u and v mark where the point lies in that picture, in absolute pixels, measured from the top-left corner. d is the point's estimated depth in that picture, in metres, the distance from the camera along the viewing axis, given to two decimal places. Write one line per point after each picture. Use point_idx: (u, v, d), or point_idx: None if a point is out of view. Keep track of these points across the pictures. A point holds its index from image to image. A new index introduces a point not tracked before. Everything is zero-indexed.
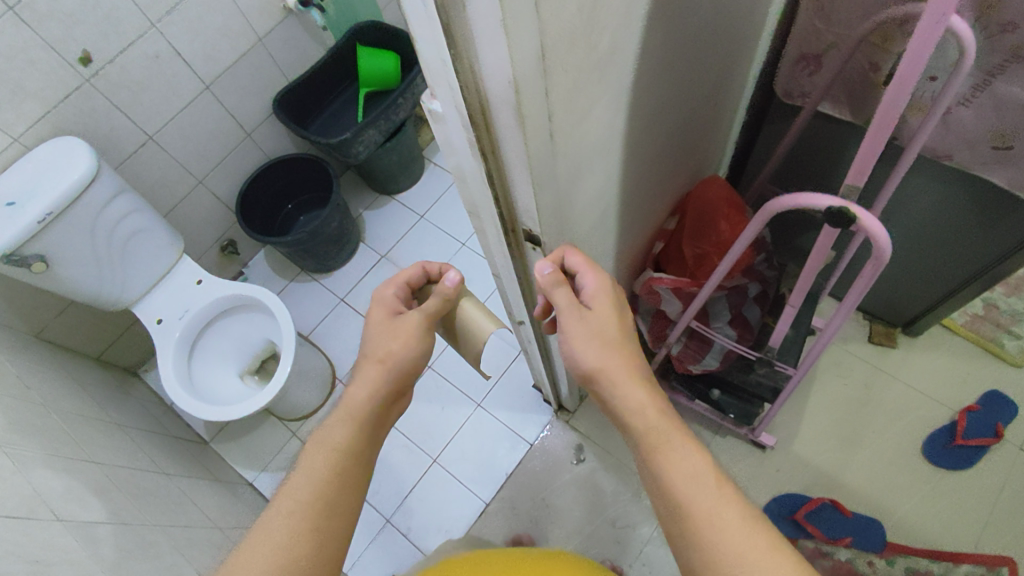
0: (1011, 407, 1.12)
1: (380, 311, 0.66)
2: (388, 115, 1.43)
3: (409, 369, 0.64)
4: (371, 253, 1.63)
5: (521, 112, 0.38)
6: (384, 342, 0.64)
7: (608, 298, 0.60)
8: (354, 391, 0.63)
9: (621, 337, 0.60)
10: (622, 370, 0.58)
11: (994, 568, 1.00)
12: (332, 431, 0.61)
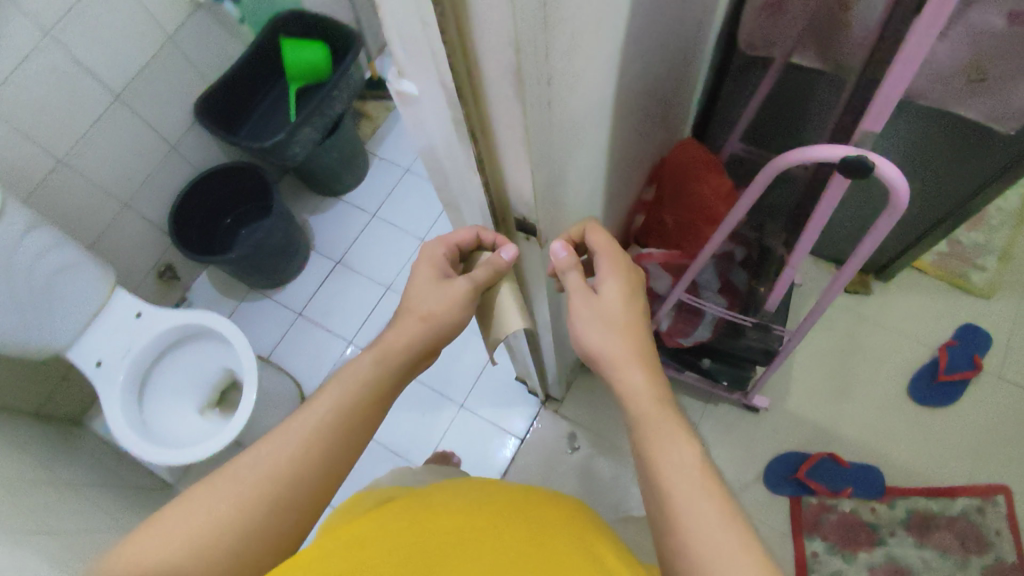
0: (986, 338, 1.14)
1: (428, 269, 0.59)
2: (323, 109, 1.34)
3: (446, 331, 0.59)
4: (325, 260, 1.53)
5: (523, 79, 0.32)
6: (430, 299, 0.58)
7: (620, 281, 0.57)
8: (393, 335, 0.57)
9: (629, 321, 0.56)
10: (624, 353, 0.54)
11: (990, 498, 1.04)
12: (361, 366, 0.55)
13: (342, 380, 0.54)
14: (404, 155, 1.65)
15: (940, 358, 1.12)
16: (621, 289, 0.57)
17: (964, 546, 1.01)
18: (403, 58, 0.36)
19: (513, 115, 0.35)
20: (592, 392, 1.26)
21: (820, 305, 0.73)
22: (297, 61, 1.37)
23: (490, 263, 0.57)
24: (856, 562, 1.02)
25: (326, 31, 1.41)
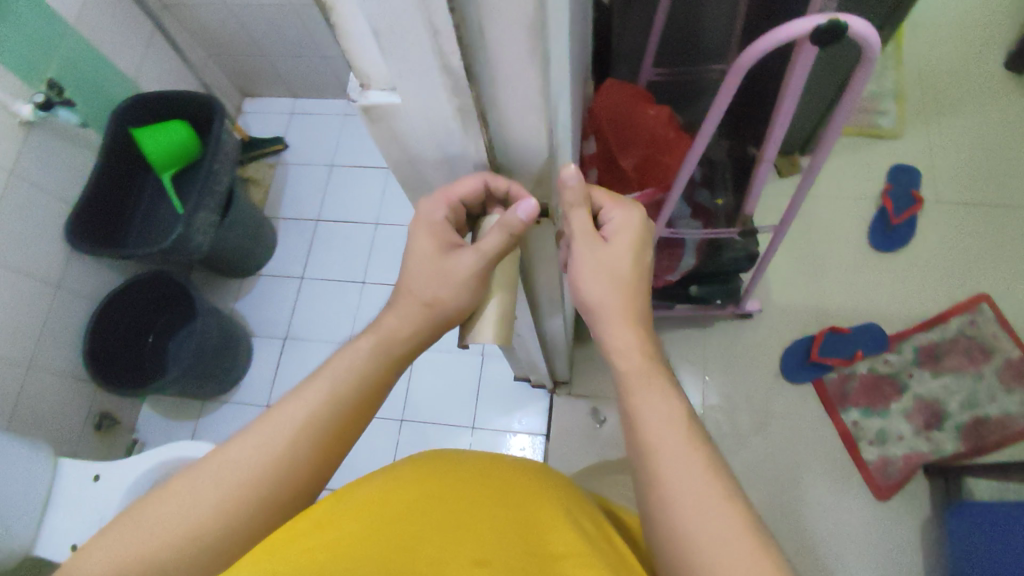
0: (914, 172, 1.23)
1: (427, 240, 0.49)
2: (211, 186, 1.23)
3: (453, 318, 0.52)
4: (271, 340, 1.41)
5: (535, 17, 0.29)
6: (431, 283, 0.50)
7: (631, 232, 0.51)
8: (391, 318, 0.52)
9: (631, 276, 0.51)
10: (621, 310, 0.50)
11: (977, 308, 1.12)
12: (360, 353, 0.50)
13: (335, 366, 0.50)
14: (308, 204, 1.54)
15: (886, 203, 1.20)
16: (631, 239, 0.51)
17: (972, 360, 1.08)
18: (382, 47, 0.32)
19: (524, 65, 0.32)
20: (594, 361, 1.23)
21: (808, 181, 0.73)
22: (160, 146, 1.25)
23: (504, 222, 0.45)
24: (893, 414, 1.07)
25: (179, 108, 1.29)
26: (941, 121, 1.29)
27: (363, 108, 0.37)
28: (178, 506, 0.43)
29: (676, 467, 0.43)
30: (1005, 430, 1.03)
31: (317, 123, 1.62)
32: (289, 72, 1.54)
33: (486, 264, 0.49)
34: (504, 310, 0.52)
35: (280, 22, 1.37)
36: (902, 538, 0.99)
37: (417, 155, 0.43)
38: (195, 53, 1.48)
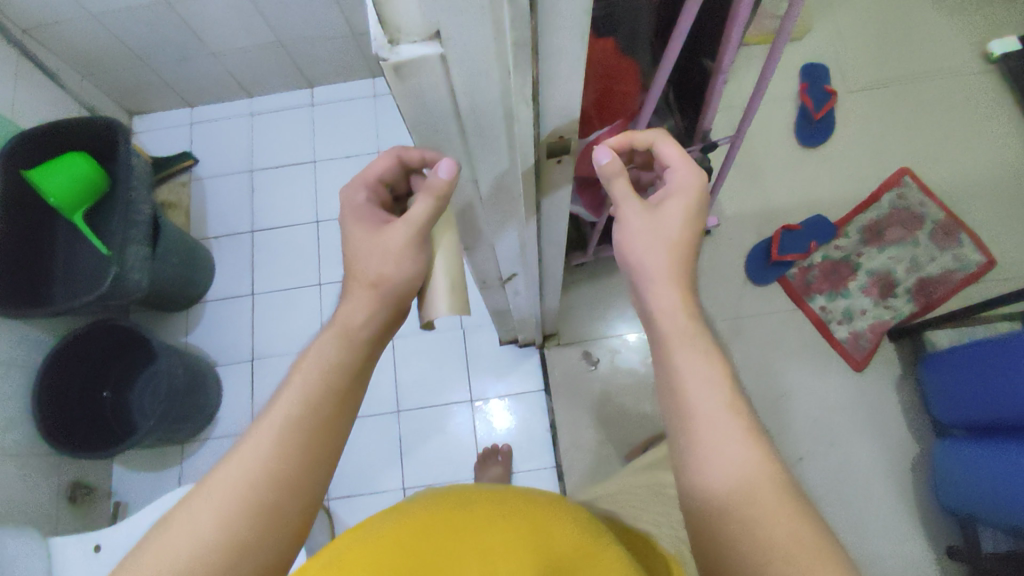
0: (822, 69, 1.34)
1: (360, 226, 0.55)
2: (132, 217, 1.11)
3: (403, 292, 0.55)
4: (237, 364, 1.33)
5: None
6: (375, 261, 0.54)
7: (684, 197, 0.57)
8: (348, 309, 0.55)
9: (682, 238, 0.57)
10: (664, 269, 0.56)
11: (902, 182, 1.26)
12: (324, 348, 0.54)
13: (305, 366, 0.53)
14: (238, 217, 1.43)
15: (807, 103, 1.30)
16: (683, 204, 0.57)
17: (910, 229, 1.24)
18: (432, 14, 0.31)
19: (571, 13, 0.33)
20: (575, 308, 1.26)
21: (762, 87, 0.82)
22: (62, 184, 1.13)
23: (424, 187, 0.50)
24: (853, 292, 1.21)
25: (76, 136, 1.18)
26: (834, 18, 1.39)
27: (392, 67, 0.34)
28: (185, 534, 0.45)
29: (697, 382, 0.52)
30: (947, 285, 1.19)
31: (224, 129, 1.50)
32: (182, 80, 1.41)
33: (419, 231, 0.53)
34: (451, 274, 0.56)
35: (161, 26, 1.22)
36: (876, 400, 1.14)
37: (443, 122, 0.41)
38: (67, 76, 1.32)
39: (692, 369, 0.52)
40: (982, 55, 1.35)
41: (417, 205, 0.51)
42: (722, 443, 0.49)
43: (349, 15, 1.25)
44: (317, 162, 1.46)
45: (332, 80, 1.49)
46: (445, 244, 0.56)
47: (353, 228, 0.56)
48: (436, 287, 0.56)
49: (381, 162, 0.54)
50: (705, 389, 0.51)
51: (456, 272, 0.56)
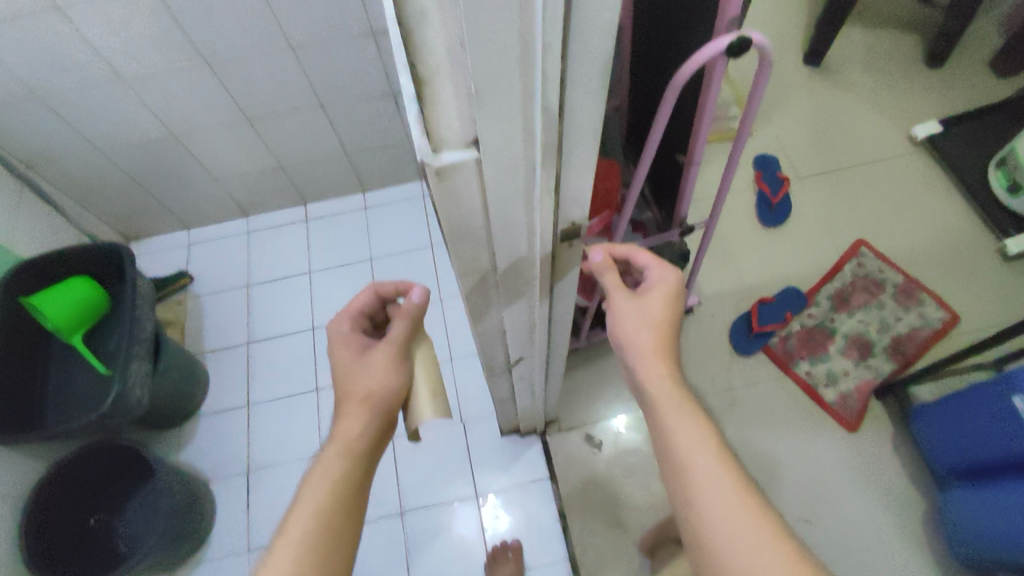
0: (773, 160, 1.50)
1: (346, 350, 0.65)
2: (137, 334, 1.13)
3: (392, 402, 0.62)
4: (233, 479, 1.30)
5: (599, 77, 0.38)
6: (363, 379, 0.62)
7: (663, 288, 0.63)
8: (345, 425, 0.60)
9: (666, 324, 0.62)
10: (652, 345, 0.61)
11: (860, 252, 1.39)
12: (329, 465, 0.58)
13: (312, 482, 0.57)
14: (233, 330, 1.46)
15: (765, 188, 1.44)
16: (663, 293, 0.63)
17: (873, 293, 1.35)
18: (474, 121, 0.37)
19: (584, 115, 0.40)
20: (573, 394, 1.28)
21: (730, 174, 0.93)
22: (65, 308, 1.14)
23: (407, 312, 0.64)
24: (833, 355, 1.29)
25: (80, 262, 1.21)
26: (774, 118, 1.58)
27: (435, 170, 0.40)
28: None
29: (693, 452, 0.55)
30: (916, 341, 1.28)
31: (219, 249, 1.56)
32: (180, 204, 1.48)
33: (398, 348, 0.63)
34: (431, 383, 0.64)
35: (163, 154, 1.31)
36: (875, 458, 1.18)
37: (472, 213, 0.46)
38: (68, 207, 1.38)
39: (688, 439, 0.56)
40: (907, 138, 1.53)
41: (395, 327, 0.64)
42: (726, 513, 0.51)
43: (342, 135, 1.37)
44: (312, 272, 1.52)
45: (324, 196, 1.59)
46: (423, 355, 0.65)
47: (341, 354, 0.65)
48: (419, 394, 0.63)
49: (362, 295, 0.68)
50: (704, 458, 0.54)
51: (435, 380, 0.65)
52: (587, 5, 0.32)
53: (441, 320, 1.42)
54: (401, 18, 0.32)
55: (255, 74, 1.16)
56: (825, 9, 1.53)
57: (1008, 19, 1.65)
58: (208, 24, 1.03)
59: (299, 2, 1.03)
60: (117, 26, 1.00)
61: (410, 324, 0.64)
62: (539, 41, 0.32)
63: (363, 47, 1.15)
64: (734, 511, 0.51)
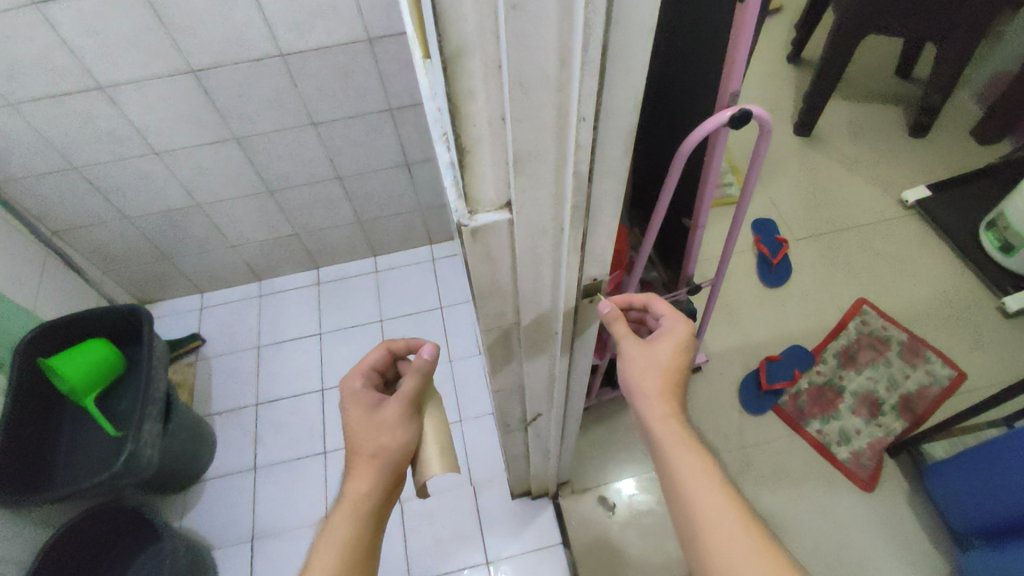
0: (771, 224, 1.56)
1: (356, 409, 0.64)
2: (150, 394, 1.14)
3: (400, 458, 0.62)
4: (235, 547, 1.26)
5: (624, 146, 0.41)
6: (370, 438, 0.62)
7: (674, 335, 0.62)
8: (353, 486, 0.61)
9: (673, 373, 0.62)
10: (660, 393, 0.61)
11: (862, 310, 1.42)
12: (336, 529, 0.58)
13: (320, 548, 0.57)
14: (242, 392, 1.46)
15: (764, 250, 1.49)
16: (673, 342, 0.62)
17: (880, 350, 1.37)
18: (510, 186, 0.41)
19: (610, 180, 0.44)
20: (584, 454, 1.28)
21: (734, 237, 0.97)
22: (81, 368, 1.16)
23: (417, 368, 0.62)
24: (845, 413, 1.29)
25: (97, 324, 1.23)
26: (770, 183, 1.65)
27: (470, 230, 0.44)
28: None
29: (715, 518, 0.54)
30: (926, 398, 1.29)
31: (231, 312, 1.59)
32: (198, 269, 1.52)
33: (408, 403, 0.63)
34: (440, 439, 0.64)
35: (186, 222, 1.36)
36: (894, 518, 1.16)
37: (502, 271, 0.49)
38: (91, 271, 1.42)
39: (708, 505, 0.55)
40: (899, 201, 1.60)
41: (406, 382, 0.63)
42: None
43: (357, 204, 1.43)
44: (322, 333, 1.53)
45: (337, 260, 1.63)
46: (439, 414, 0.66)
47: (352, 413, 0.64)
48: (428, 450, 0.63)
49: (374, 353, 0.68)
50: (725, 523, 0.54)
51: (444, 437, 0.65)
52: (617, 84, 0.36)
53: (452, 381, 1.42)
54: (450, 97, 0.36)
55: (278, 147, 1.22)
56: (810, 85, 1.63)
57: (986, 88, 1.73)
58: (238, 102, 1.11)
59: (323, 81, 1.11)
60: (154, 103, 1.07)
61: (422, 379, 0.63)
62: (574, 117, 0.36)
63: (381, 122, 1.23)
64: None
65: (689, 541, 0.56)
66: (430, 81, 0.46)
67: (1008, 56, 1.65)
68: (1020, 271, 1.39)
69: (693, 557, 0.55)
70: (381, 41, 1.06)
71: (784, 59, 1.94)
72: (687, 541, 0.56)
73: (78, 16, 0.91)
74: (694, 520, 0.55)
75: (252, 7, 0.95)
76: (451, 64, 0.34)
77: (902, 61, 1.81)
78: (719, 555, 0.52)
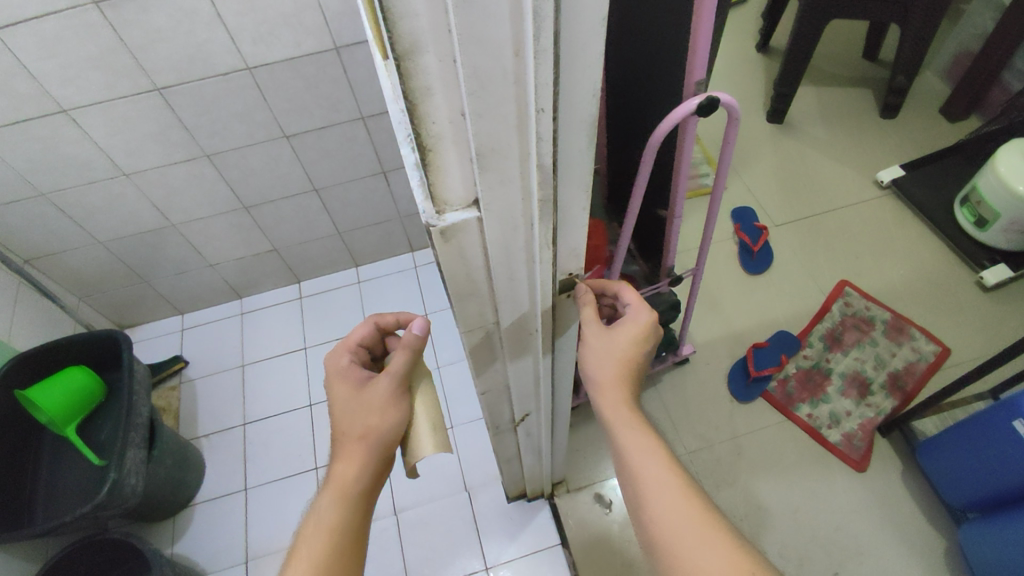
0: (749, 212, 1.57)
1: (343, 384, 0.62)
2: (132, 420, 1.11)
3: (390, 439, 0.59)
4: (229, 571, 1.24)
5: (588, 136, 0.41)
6: (359, 418, 0.59)
7: (637, 326, 0.61)
8: (341, 467, 0.60)
9: (630, 362, 0.62)
10: (616, 382, 0.61)
11: (845, 292, 1.43)
12: (324, 514, 0.58)
13: (308, 534, 0.57)
14: (228, 412, 1.44)
15: (744, 238, 1.50)
16: (634, 332, 0.61)
17: (864, 331, 1.38)
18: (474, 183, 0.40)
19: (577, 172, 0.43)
20: (578, 453, 1.28)
21: (711, 226, 0.96)
22: (59, 398, 1.13)
23: (406, 344, 0.60)
24: (833, 396, 1.30)
25: (74, 351, 1.20)
26: (746, 172, 1.66)
27: (439, 231, 0.43)
28: None
29: (659, 495, 0.53)
30: (913, 375, 1.31)
31: (212, 331, 1.56)
32: (176, 291, 1.50)
33: (399, 382, 0.60)
34: (433, 415, 0.61)
35: (160, 243, 1.34)
36: (888, 496, 1.17)
37: (475, 270, 0.48)
38: (67, 298, 1.39)
39: (654, 484, 0.54)
40: (874, 182, 1.62)
41: (397, 359, 0.60)
42: (700, 560, 0.48)
43: (335, 216, 1.42)
44: (307, 347, 1.52)
45: (318, 273, 1.61)
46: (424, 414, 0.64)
47: (338, 388, 0.62)
48: (419, 428, 0.60)
49: (360, 329, 0.66)
50: (669, 500, 0.52)
51: (436, 414, 0.61)
52: (573, 70, 0.35)
53: (441, 388, 1.41)
54: (407, 94, 0.35)
55: (251, 163, 1.21)
56: (779, 73, 1.65)
57: (950, 67, 1.75)
58: (207, 119, 1.09)
59: (292, 92, 1.10)
60: (119, 124, 1.05)
61: (411, 356, 0.60)
62: (533, 107, 0.35)
63: (354, 131, 1.21)
64: (709, 552, 0.48)
65: (636, 515, 0.55)
66: (389, 83, 0.45)
67: (969, 35, 1.67)
68: (996, 245, 1.41)
69: (643, 538, 0.53)
70: (348, 49, 1.06)
71: (753, 48, 1.96)
72: (637, 521, 0.55)
73: (35, 38, 0.89)
74: (641, 500, 0.54)
75: (213, 21, 0.94)
76: (404, 60, 0.33)
77: (867, 45, 1.83)
78: (664, 533, 0.51)
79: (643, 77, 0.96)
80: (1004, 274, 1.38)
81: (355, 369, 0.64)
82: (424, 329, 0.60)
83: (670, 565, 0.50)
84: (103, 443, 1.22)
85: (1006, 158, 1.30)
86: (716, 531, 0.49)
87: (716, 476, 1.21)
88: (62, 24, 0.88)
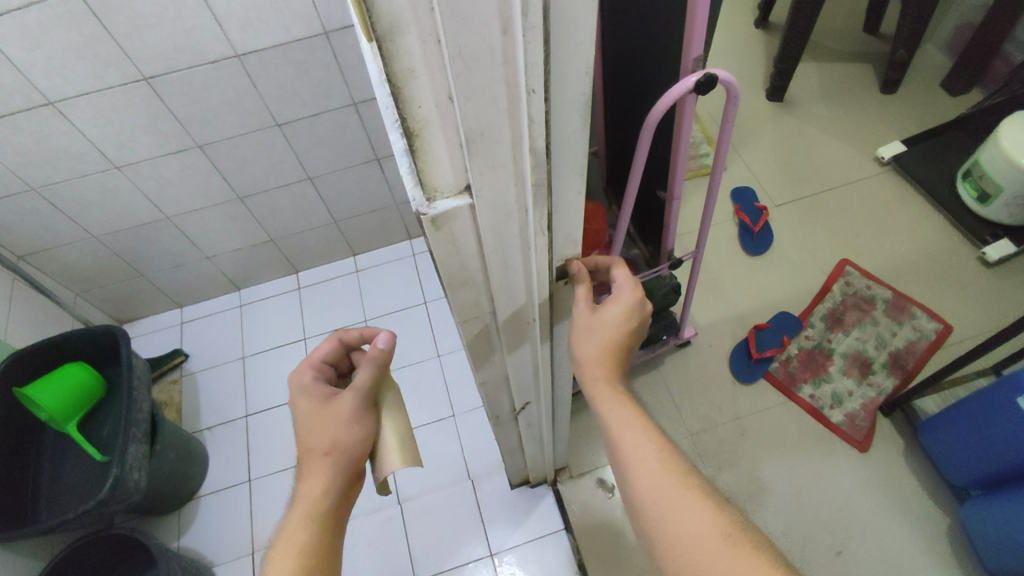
0: (749, 193, 1.55)
1: (308, 400, 0.61)
2: (133, 415, 1.11)
3: (357, 454, 0.59)
4: (236, 561, 1.25)
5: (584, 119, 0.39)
6: (323, 433, 0.59)
7: (625, 301, 0.59)
8: (308, 484, 0.58)
9: (617, 339, 0.59)
10: (600, 359, 0.58)
11: (845, 271, 1.42)
12: (293, 532, 0.55)
13: (276, 553, 0.54)
14: (229, 405, 1.44)
15: (744, 219, 1.49)
16: (622, 309, 0.59)
17: (865, 310, 1.37)
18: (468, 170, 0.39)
19: (576, 158, 0.42)
20: (581, 438, 1.27)
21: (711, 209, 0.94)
22: (62, 393, 1.13)
23: (372, 359, 0.60)
24: (835, 375, 1.30)
25: (74, 347, 1.20)
26: (746, 151, 1.64)
27: (430, 218, 0.42)
28: None
29: (642, 466, 0.51)
30: (914, 354, 1.30)
31: (210, 325, 1.56)
32: (174, 284, 1.49)
33: (364, 397, 0.60)
34: (400, 431, 0.61)
35: (154, 236, 1.33)
36: (891, 474, 1.17)
37: (469, 259, 0.47)
38: (63, 293, 1.38)
39: (637, 452, 0.52)
40: (875, 159, 1.60)
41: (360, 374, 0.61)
42: (682, 525, 0.47)
43: (330, 204, 1.40)
44: (307, 338, 1.51)
45: (315, 263, 1.60)
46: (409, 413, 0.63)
47: (303, 406, 0.61)
48: (386, 442, 0.60)
49: (324, 346, 0.65)
50: (657, 465, 0.51)
51: (403, 428, 0.61)
52: (565, 46, 0.34)
53: (442, 376, 1.41)
54: (390, 77, 0.34)
55: (244, 152, 1.19)
56: (777, 49, 1.62)
57: (953, 39, 1.72)
58: (197, 109, 1.08)
59: (282, 80, 1.08)
60: (109, 116, 1.03)
61: (377, 371, 0.61)
62: (523, 89, 0.34)
63: (346, 118, 1.20)
64: (695, 516, 0.47)
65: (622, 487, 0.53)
66: (375, 66, 0.44)
67: (970, 7, 1.63)
68: (998, 220, 1.40)
69: (628, 507, 0.53)
70: (337, 34, 1.04)
71: (752, 24, 1.93)
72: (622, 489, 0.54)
73: (18, 28, 0.87)
74: (625, 468, 0.53)
75: (200, 8, 0.92)
76: (384, 41, 0.32)
77: (868, 19, 1.80)
78: (650, 496, 0.50)
79: (642, 55, 0.94)
80: (1006, 249, 1.37)
81: (319, 387, 0.63)
82: (389, 342, 0.59)
83: (653, 531, 0.49)
84: (106, 438, 1.22)
85: (1008, 130, 1.28)
86: (705, 497, 0.49)
87: (719, 457, 1.21)
88: (45, 13, 0.86)
